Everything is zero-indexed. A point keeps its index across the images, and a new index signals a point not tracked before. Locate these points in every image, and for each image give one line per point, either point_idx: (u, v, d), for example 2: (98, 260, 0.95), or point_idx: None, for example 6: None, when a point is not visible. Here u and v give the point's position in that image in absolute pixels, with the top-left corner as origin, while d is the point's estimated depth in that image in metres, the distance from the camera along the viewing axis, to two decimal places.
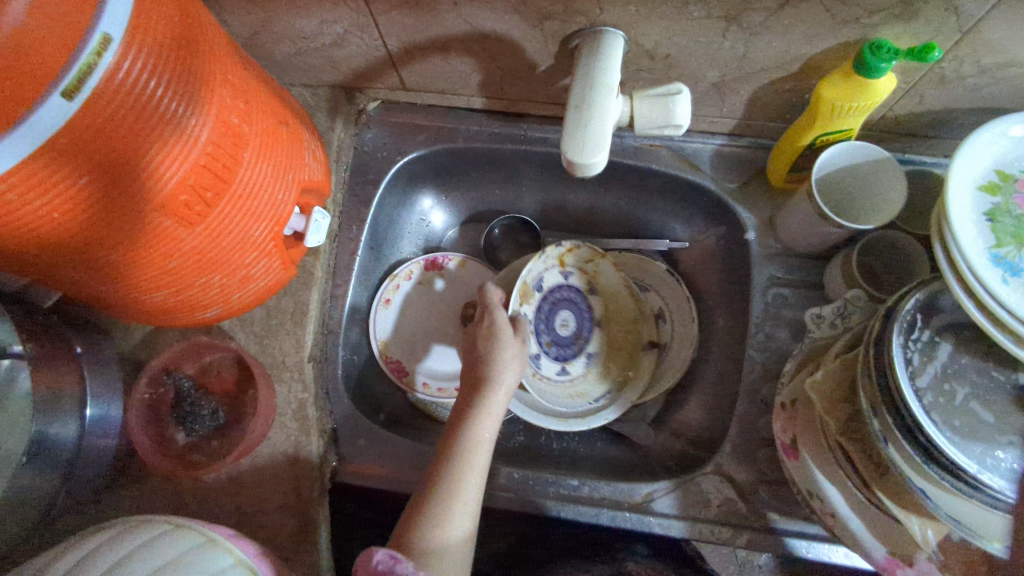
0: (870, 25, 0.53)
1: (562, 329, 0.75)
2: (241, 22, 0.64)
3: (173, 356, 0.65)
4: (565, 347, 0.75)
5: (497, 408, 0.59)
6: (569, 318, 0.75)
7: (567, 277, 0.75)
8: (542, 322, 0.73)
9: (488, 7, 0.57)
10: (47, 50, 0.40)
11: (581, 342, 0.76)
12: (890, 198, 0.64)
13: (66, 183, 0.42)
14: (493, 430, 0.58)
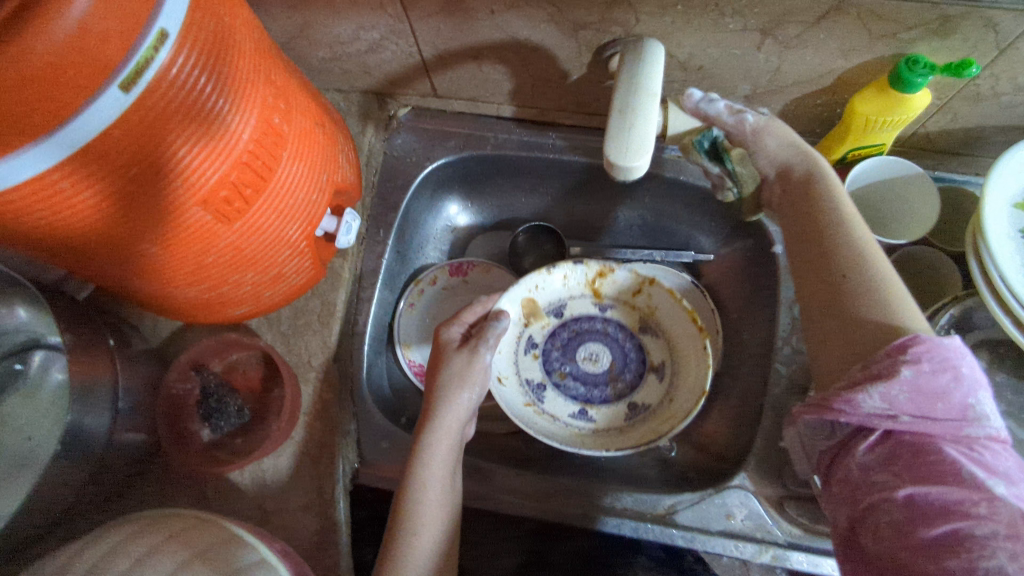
0: (906, 40, 0.53)
1: (590, 366, 0.75)
2: (279, 25, 0.66)
3: (202, 354, 0.66)
4: (586, 383, 0.74)
5: (450, 443, 0.57)
6: (606, 358, 0.75)
7: (603, 310, 0.76)
8: (560, 352, 0.75)
9: (525, 15, 0.58)
10: (106, 41, 0.39)
11: (617, 385, 0.74)
12: (921, 212, 0.63)
13: (107, 177, 0.42)
14: (449, 465, 0.56)
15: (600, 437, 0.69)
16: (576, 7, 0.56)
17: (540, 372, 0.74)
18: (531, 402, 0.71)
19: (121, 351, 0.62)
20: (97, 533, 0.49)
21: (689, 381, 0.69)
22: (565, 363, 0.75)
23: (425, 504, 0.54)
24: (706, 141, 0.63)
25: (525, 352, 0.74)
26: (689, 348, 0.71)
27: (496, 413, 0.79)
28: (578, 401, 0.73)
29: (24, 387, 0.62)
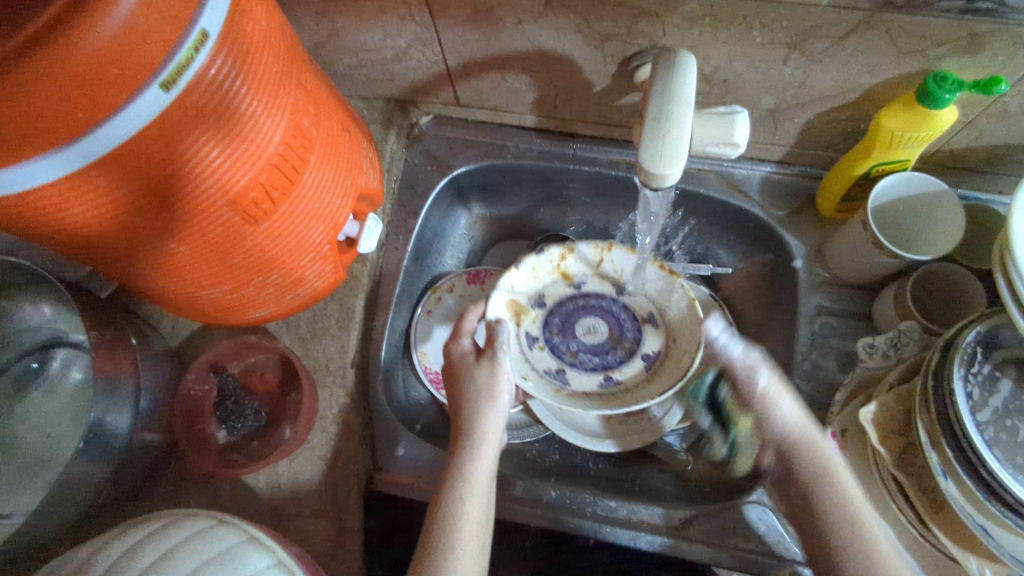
0: (934, 56, 0.53)
1: (590, 339, 0.73)
2: (307, 32, 0.66)
3: (222, 355, 0.67)
4: (597, 354, 0.72)
5: (486, 453, 0.56)
6: (601, 324, 0.74)
7: (578, 287, 0.75)
8: (558, 334, 0.73)
9: (552, 26, 0.59)
10: (151, 40, 0.38)
11: (624, 344, 0.72)
12: (946, 229, 0.63)
13: (146, 171, 0.43)
14: (486, 477, 0.55)
15: (635, 394, 0.69)
16: (604, 18, 0.56)
17: (552, 361, 0.72)
18: (560, 388, 0.70)
19: (141, 350, 0.62)
20: (116, 532, 0.48)
21: (685, 320, 0.70)
22: (569, 344, 0.73)
23: (465, 515, 0.52)
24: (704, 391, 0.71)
25: (531, 347, 0.72)
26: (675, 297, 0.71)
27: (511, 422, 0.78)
28: (600, 372, 0.71)
29: (44, 384, 0.62)
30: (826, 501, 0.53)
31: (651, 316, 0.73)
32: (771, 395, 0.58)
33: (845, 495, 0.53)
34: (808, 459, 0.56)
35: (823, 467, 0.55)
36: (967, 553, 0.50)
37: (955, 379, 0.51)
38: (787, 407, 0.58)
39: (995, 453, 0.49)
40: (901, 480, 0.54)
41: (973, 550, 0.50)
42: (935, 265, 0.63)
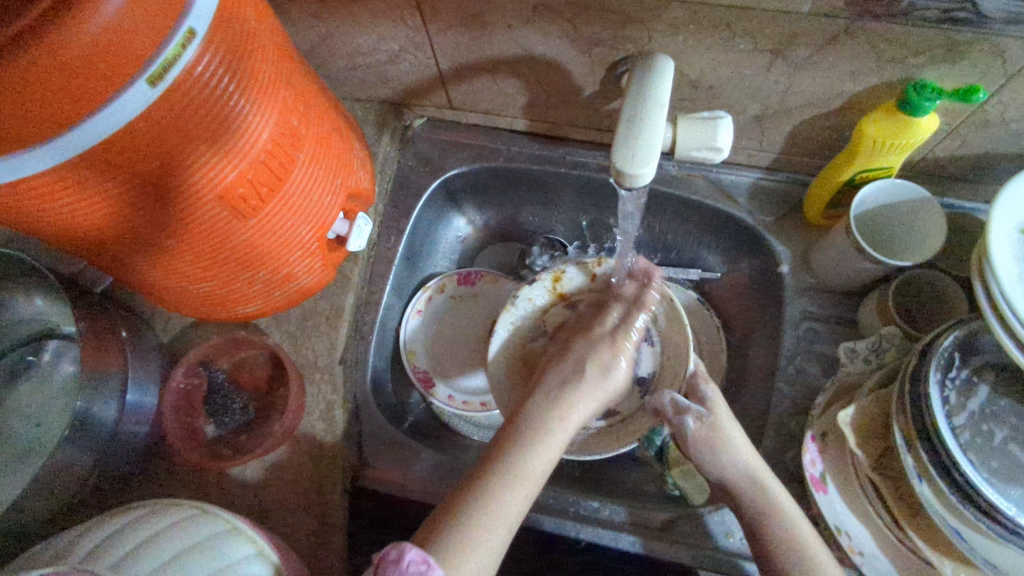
0: (915, 65, 0.53)
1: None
2: (303, 34, 0.68)
3: (211, 351, 0.67)
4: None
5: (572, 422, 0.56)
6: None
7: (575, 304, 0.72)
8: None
9: (540, 31, 0.60)
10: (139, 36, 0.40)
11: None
12: (928, 236, 0.64)
13: (143, 151, 0.43)
14: (543, 471, 0.53)
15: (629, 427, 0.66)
16: (590, 23, 0.57)
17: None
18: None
19: (132, 342, 0.63)
20: (97, 520, 0.49)
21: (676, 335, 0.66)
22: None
23: (502, 503, 0.50)
24: (659, 440, 0.70)
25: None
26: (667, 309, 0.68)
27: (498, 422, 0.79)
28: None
29: (36, 375, 0.63)
30: (774, 536, 0.53)
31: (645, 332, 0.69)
32: (704, 442, 0.58)
33: (789, 525, 0.54)
34: (751, 500, 0.55)
35: (770, 512, 0.54)
36: (941, 558, 0.51)
37: (931, 383, 0.51)
38: (734, 453, 0.56)
39: (970, 457, 0.49)
40: (878, 484, 0.55)
41: (947, 554, 0.51)
42: (917, 272, 0.64)
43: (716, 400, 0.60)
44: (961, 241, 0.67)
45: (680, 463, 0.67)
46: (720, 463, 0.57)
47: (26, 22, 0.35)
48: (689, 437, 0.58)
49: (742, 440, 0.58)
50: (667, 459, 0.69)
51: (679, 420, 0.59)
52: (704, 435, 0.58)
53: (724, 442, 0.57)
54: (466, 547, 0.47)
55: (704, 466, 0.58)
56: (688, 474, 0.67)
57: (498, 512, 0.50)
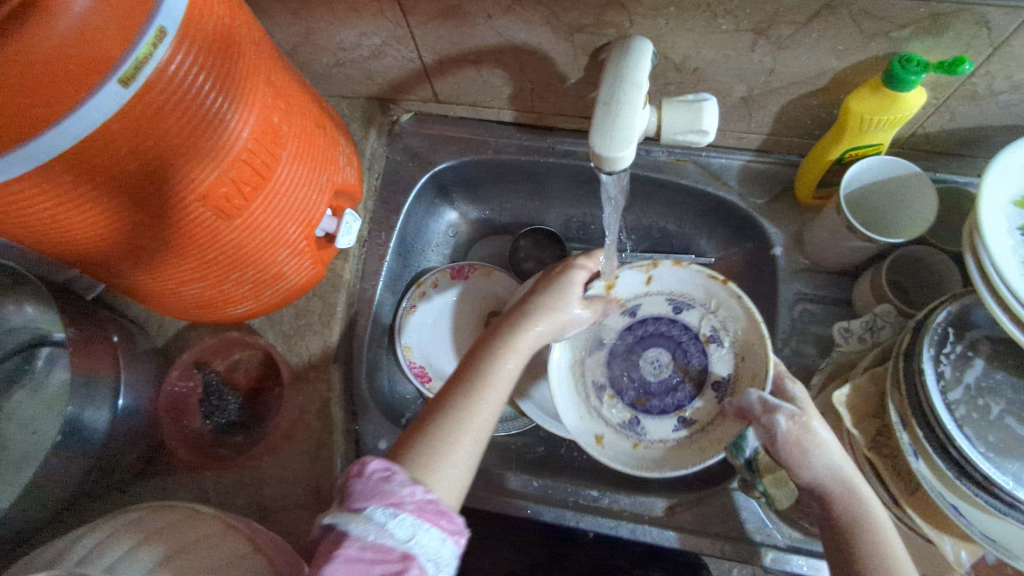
0: (899, 38, 0.53)
1: (657, 375, 0.70)
2: (283, 32, 0.67)
3: (205, 352, 0.68)
4: (666, 392, 0.69)
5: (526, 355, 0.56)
6: (664, 356, 0.71)
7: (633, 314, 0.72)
8: (621, 375, 0.71)
9: (521, 19, 0.59)
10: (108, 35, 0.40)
11: (691, 376, 0.69)
12: (920, 212, 0.63)
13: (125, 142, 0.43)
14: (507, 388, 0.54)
15: (713, 433, 0.64)
16: (570, 9, 0.57)
17: (622, 411, 0.69)
18: (637, 441, 0.67)
19: (124, 347, 0.63)
20: (89, 525, 0.49)
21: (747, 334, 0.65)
22: (637, 387, 0.70)
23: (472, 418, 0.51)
24: (746, 449, 0.61)
25: (600, 399, 0.69)
26: (733, 309, 0.66)
27: None
28: (673, 413, 0.68)
29: (30, 383, 0.63)
30: None
31: (714, 335, 0.68)
32: (797, 445, 0.51)
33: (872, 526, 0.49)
34: (842, 502, 0.50)
35: None
36: (942, 534, 0.51)
37: (925, 359, 0.51)
38: (829, 454, 0.51)
39: (966, 432, 0.49)
40: (875, 463, 0.54)
41: (947, 531, 0.51)
42: (911, 249, 0.64)
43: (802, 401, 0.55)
44: (953, 218, 0.67)
45: (774, 471, 0.60)
46: (811, 467, 0.51)
47: None
48: (781, 438, 0.52)
49: (835, 445, 0.52)
50: (756, 465, 0.61)
51: (770, 419, 0.53)
52: (797, 435, 0.51)
53: (815, 445, 0.51)
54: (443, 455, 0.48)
55: (794, 470, 0.52)
56: (780, 480, 0.59)
57: (470, 423, 0.50)
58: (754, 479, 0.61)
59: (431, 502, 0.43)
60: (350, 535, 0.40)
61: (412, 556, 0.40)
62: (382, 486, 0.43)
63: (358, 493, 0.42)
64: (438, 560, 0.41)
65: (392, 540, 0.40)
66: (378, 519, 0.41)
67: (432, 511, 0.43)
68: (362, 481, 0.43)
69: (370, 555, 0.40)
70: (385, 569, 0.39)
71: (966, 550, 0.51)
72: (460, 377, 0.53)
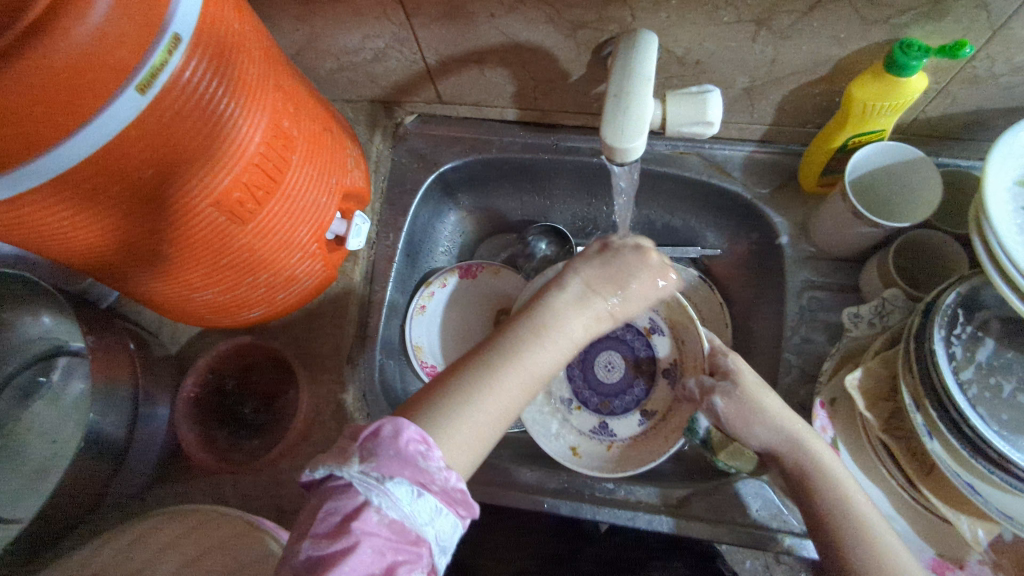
0: (900, 24, 0.53)
1: (612, 377, 0.76)
2: (287, 38, 0.68)
3: (217, 358, 0.67)
4: (623, 391, 0.75)
5: (565, 346, 0.51)
6: (615, 358, 0.76)
7: None
8: (582, 384, 0.76)
9: (524, 17, 0.60)
10: (125, 45, 0.40)
11: (642, 368, 0.75)
12: (926, 195, 0.64)
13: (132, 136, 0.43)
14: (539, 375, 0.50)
15: (672, 421, 0.70)
16: (572, 6, 0.57)
17: (591, 418, 0.74)
18: (610, 443, 0.71)
19: (140, 355, 0.63)
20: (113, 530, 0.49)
21: (682, 319, 0.71)
22: (598, 392, 0.75)
23: (497, 395, 0.48)
24: (700, 430, 0.68)
25: (568, 412, 0.74)
26: (667, 297, 0.72)
27: None
28: (636, 409, 0.74)
29: (48, 394, 0.64)
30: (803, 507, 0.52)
31: (654, 325, 0.74)
32: (735, 416, 0.57)
33: (858, 500, 0.50)
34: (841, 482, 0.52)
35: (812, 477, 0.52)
36: (959, 513, 0.52)
37: (936, 340, 0.51)
38: (773, 421, 0.55)
39: (980, 411, 0.49)
40: (890, 445, 0.55)
41: (963, 510, 0.52)
42: (915, 232, 0.64)
43: (741, 369, 0.59)
44: (958, 201, 0.67)
45: (726, 445, 0.66)
46: (756, 433, 0.56)
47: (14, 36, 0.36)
48: (721, 415, 0.58)
49: (779, 410, 0.56)
50: (710, 444, 0.67)
51: (708, 400, 0.59)
52: (734, 410, 0.57)
53: (758, 414, 0.56)
54: (460, 430, 0.46)
55: (744, 440, 0.57)
56: (735, 453, 0.66)
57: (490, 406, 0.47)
58: (713, 458, 0.67)
59: (459, 491, 0.42)
60: (369, 508, 0.40)
61: (423, 540, 0.41)
62: (416, 462, 0.41)
63: (388, 461, 0.41)
64: (444, 542, 0.42)
65: (410, 524, 0.40)
66: (402, 498, 0.40)
67: (455, 499, 0.42)
68: (394, 448, 0.41)
69: (388, 531, 0.40)
70: (396, 552, 0.40)
71: (982, 529, 0.52)
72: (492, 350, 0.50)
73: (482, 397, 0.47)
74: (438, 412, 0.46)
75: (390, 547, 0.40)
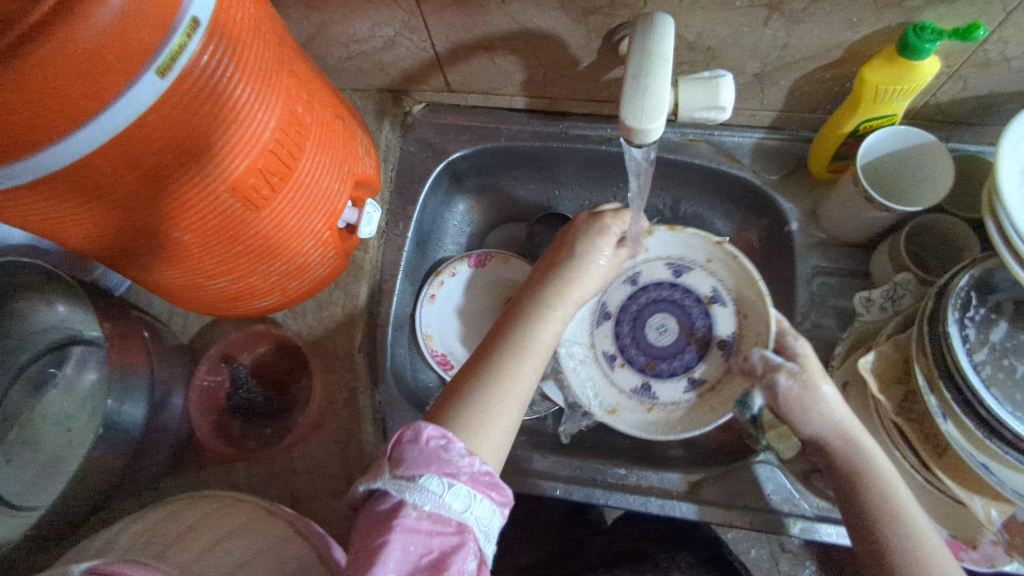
0: (914, 7, 0.53)
1: (665, 340, 0.72)
2: (297, 25, 0.68)
3: (233, 346, 0.68)
4: (673, 356, 0.71)
5: (554, 326, 0.57)
6: (670, 321, 0.72)
7: (634, 283, 0.74)
8: (630, 343, 0.73)
9: (535, 3, 0.60)
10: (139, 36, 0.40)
11: (697, 337, 0.71)
12: (938, 178, 0.64)
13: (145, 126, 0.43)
14: (540, 354, 0.55)
15: (723, 392, 0.68)
16: None
17: (634, 377, 0.72)
18: (651, 405, 0.70)
19: (154, 343, 0.63)
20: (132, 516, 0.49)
21: (750, 292, 0.68)
22: (645, 353, 0.72)
23: (514, 376, 0.52)
24: (753, 407, 0.61)
25: (611, 368, 0.72)
26: (735, 267, 0.69)
27: None
28: (682, 375, 0.71)
29: (62, 384, 0.64)
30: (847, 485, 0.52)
31: (716, 295, 0.71)
32: (795, 401, 0.55)
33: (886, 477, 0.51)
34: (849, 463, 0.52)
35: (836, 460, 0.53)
36: (972, 494, 0.51)
37: (950, 322, 0.51)
38: (831, 410, 0.54)
39: (994, 393, 0.49)
40: (903, 427, 0.55)
41: (977, 491, 0.52)
42: (927, 216, 0.64)
43: (805, 355, 0.58)
44: (968, 186, 0.67)
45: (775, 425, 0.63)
46: (813, 420, 0.54)
47: (34, 20, 0.36)
48: (781, 395, 0.55)
49: (835, 398, 0.54)
50: (760, 422, 0.64)
51: (770, 378, 0.56)
52: (798, 393, 0.55)
53: (815, 401, 0.54)
54: (483, 419, 0.49)
55: (797, 424, 0.55)
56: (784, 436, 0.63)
57: (505, 386, 0.51)
58: (758, 435, 0.64)
59: (486, 474, 0.44)
60: (407, 504, 0.41)
61: (466, 527, 0.41)
62: (439, 454, 0.43)
63: (414, 460, 0.42)
64: (490, 531, 0.43)
65: (447, 513, 0.41)
66: (435, 490, 0.41)
67: (486, 484, 0.44)
68: (417, 449, 0.43)
69: (428, 525, 0.41)
70: (442, 540, 0.40)
71: (996, 509, 0.51)
72: (493, 345, 0.55)
73: (496, 381, 0.51)
74: (462, 411, 0.49)
75: (434, 539, 0.40)
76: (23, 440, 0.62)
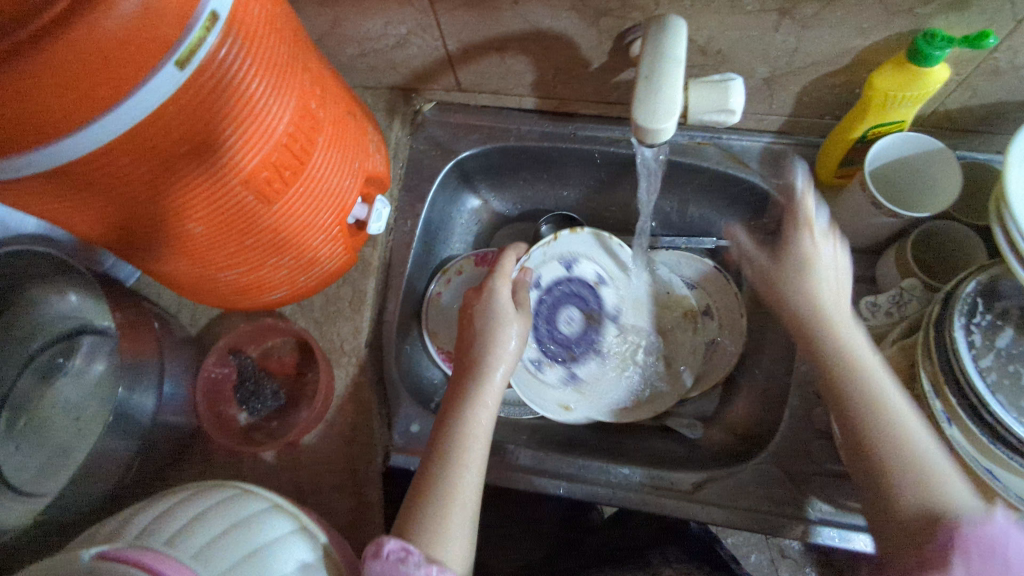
0: (924, 15, 0.54)
1: (568, 327, 0.78)
2: (311, 23, 0.69)
3: (240, 338, 0.69)
4: (583, 339, 0.78)
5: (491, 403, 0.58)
6: (570, 311, 0.78)
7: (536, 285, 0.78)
8: (547, 341, 0.77)
9: (548, 4, 0.60)
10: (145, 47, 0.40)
11: (593, 316, 0.78)
12: (944, 186, 0.64)
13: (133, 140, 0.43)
14: (482, 437, 0.56)
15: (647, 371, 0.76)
16: None
17: (560, 371, 0.76)
18: (586, 388, 0.75)
19: (164, 334, 0.64)
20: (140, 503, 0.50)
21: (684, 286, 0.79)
22: (561, 344, 0.77)
23: (464, 471, 0.53)
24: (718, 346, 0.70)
25: (539, 369, 0.76)
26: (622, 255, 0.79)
27: (525, 398, 0.79)
28: (597, 352, 0.77)
29: (70, 372, 0.65)
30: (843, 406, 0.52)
31: (601, 278, 0.79)
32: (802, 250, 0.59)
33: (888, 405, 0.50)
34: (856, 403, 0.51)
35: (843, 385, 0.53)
36: None
37: (956, 328, 0.52)
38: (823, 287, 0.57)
39: (998, 399, 0.49)
40: None
41: None
42: (934, 224, 0.65)
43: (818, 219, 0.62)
44: (976, 194, 0.68)
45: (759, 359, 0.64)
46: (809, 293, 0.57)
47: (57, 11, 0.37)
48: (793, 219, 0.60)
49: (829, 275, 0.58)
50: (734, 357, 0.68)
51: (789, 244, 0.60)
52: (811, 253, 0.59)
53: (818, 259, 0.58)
54: (442, 526, 0.49)
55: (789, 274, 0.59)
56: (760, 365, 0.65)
57: (456, 482, 0.52)
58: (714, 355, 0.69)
59: None
60: None
61: None
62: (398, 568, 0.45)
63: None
64: None
65: None
66: None
67: None
68: (379, 564, 0.45)
69: None
70: None
71: None
72: (437, 440, 0.55)
73: (444, 483, 0.52)
74: (421, 520, 0.50)
75: None
76: (32, 427, 0.62)
